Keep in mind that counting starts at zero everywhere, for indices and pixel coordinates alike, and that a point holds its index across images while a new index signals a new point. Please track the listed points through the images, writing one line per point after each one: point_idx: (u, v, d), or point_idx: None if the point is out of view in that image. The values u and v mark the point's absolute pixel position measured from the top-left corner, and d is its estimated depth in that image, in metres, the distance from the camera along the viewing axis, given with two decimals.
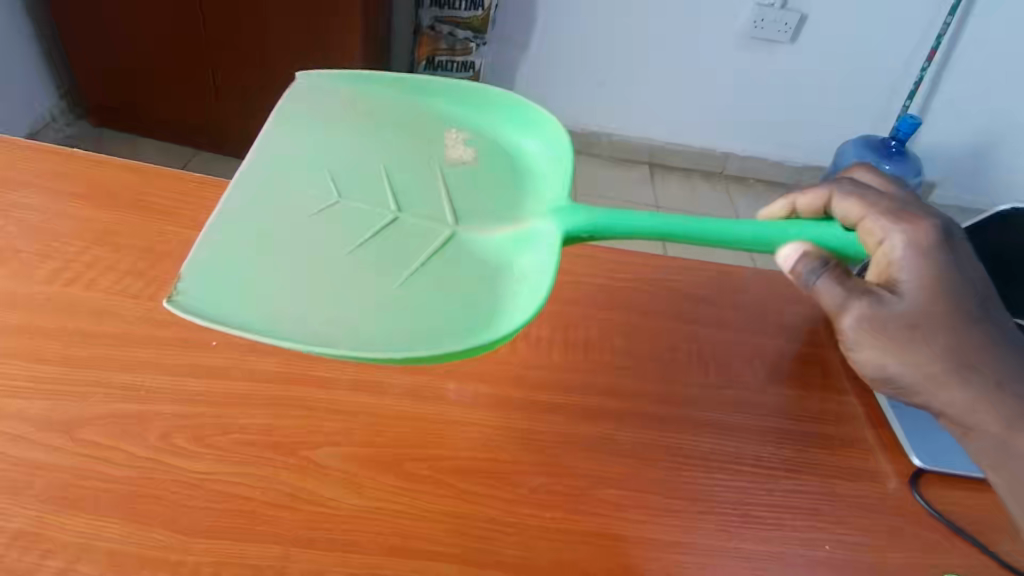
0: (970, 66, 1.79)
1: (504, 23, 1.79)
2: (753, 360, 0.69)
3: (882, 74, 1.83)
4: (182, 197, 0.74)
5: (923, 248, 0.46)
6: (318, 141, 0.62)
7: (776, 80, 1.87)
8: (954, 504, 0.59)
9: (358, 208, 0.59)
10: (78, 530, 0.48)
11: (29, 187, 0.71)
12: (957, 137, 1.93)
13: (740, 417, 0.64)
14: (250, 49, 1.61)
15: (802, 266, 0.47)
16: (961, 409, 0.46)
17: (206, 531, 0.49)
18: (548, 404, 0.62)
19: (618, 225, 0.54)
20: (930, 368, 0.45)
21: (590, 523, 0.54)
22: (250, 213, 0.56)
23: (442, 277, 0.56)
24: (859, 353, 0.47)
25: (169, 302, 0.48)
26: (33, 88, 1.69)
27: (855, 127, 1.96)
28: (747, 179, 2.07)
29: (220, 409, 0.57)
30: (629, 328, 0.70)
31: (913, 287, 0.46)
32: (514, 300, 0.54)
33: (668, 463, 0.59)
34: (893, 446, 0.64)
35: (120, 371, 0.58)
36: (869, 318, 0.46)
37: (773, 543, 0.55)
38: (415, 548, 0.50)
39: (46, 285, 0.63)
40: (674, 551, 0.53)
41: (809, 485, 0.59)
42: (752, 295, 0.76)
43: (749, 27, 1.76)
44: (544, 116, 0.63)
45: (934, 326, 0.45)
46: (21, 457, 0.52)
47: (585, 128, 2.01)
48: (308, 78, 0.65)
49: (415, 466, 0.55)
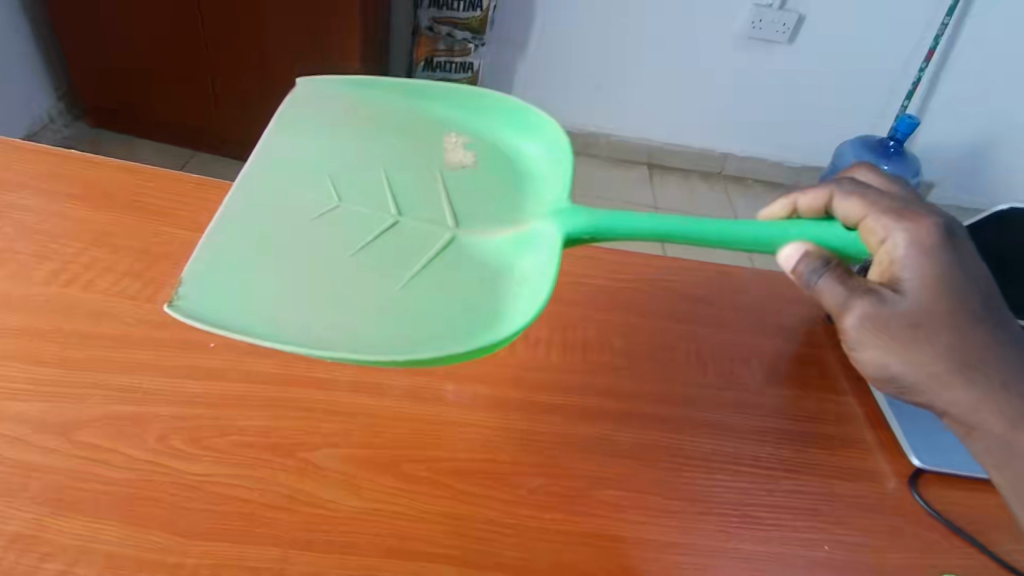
0: (969, 64, 1.78)
1: (503, 24, 1.79)
2: (752, 360, 0.69)
3: (880, 72, 1.83)
4: (180, 198, 0.74)
5: (925, 247, 0.46)
6: (320, 146, 0.62)
7: (774, 77, 1.87)
8: (954, 504, 0.59)
9: (359, 211, 0.58)
10: (75, 532, 0.48)
11: (26, 188, 0.71)
12: (956, 137, 1.93)
13: (740, 417, 0.64)
14: (248, 49, 1.61)
15: (803, 266, 0.47)
16: (965, 408, 0.46)
17: (204, 533, 0.49)
18: (546, 404, 0.62)
19: (619, 227, 0.53)
20: (933, 368, 0.45)
21: (589, 524, 0.54)
22: (251, 219, 0.56)
23: (443, 281, 0.55)
24: (861, 353, 0.47)
25: (171, 306, 0.48)
26: (31, 89, 1.69)
27: (855, 126, 1.96)
28: (746, 179, 2.07)
29: (217, 411, 0.57)
30: (628, 328, 0.70)
31: (916, 286, 0.46)
32: (515, 302, 0.54)
33: (666, 463, 0.59)
34: (892, 446, 0.64)
35: (118, 373, 0.58)
36: (871, 317, 0.45)
37: (771, 543, 0.55)
38: (414, 550, 0.50)
39: (44, 286, 0.63)
40: (672, 552, 0.53)
41: (808, 485, 0.59)
42: (751, 296, 0.76)
43: (747, 27, 1.76)
44: (544, 119, 0.63)
45: (936, 325, 0.45)
46: (18, 459, 0.52)
47: (584, 128, 2.01)
48: (309, 84, 0.65)
49: (414, 467, 0.55)
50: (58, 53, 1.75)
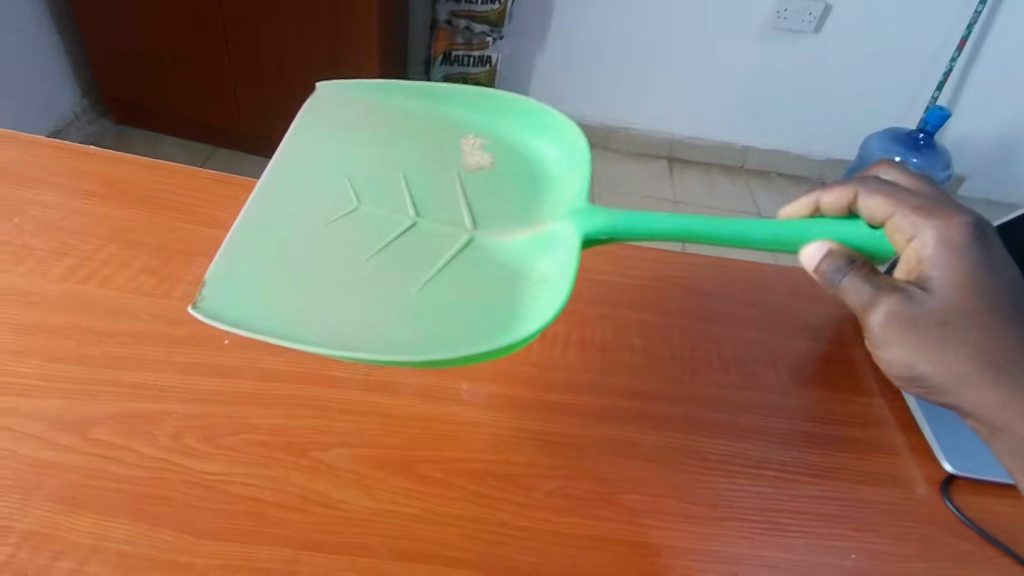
0: (1002, 53, 1.73)
1: (521, 16, 1.77)
2: (774, 360, 0.67)
3: (905, 66, 1.79)
4: (195, 193, 0.73)
5: (955, 245, 0.45)
6: (340, 148, 0.61)
7: (799, 70, 1.83)
8: (984, 511, 0.57)
9: (377, 214, 0.58)
10: (87, 530, 0.48)
11: (44, 185, 0.71)
12: (986, 130, 1.88)
13: (762, 419, 0.62)
14: (265, 48, 1.61)
15: (826, 265, 0.45)
16: (990, 410, 0.44)
17: (216, 532, 0.49)
18: (557, 404, 0.61)
19: (637, 227, 0.52)
20: (960, 368, 0.43)
21: (603, 528, 0.52)
22: (273, 219, 0.55)
23: (460, 282, 0.54)
24: (887, 352, 0.45)
25: (193, 307, 0.48)
26: (54, 86, 1.71)
27: (882, 117, 1.91)
28: (769, 172, 2.04)
29: (231, 409, 0.56)
30: (646, 326, 0.68)
31: (944, 284, 0.44)
32: (530, 302, 0.53)
33: (684, 466, 0.57)
34: (923, 451, 0.61)
35: (133, 370, 0.57)
36: (898, 316, 0.43)
37: (795, 551, 0.53)
38: (427, 553, 0.49)
39: (59, 282, 0.63)
40: (690, 558, 0.51)
41: (834, 490, 0.57)
42: (774, 292, 0.74)
43: (772, 17, 1.72)
44: (561, 120, 0.61)
45: (964, 323, 0.43)
46: (32, 456, 0.51)
47: (603, 122, 1.99)
48: (328, 87, 0.65)
49: (428, 468, 0.54)
50: (79, 48, 1.76)
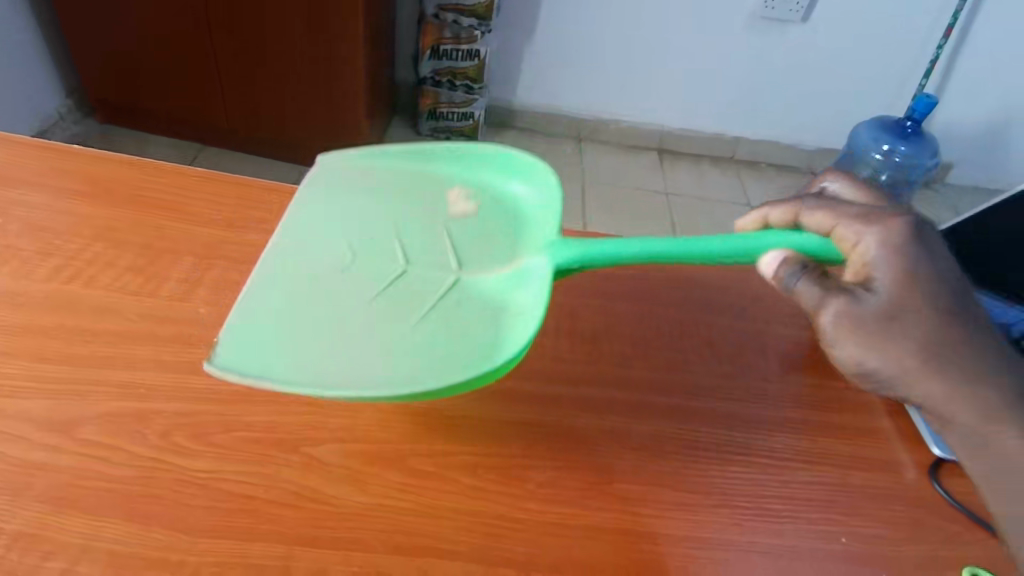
0: (988, 40, 1.74)
1: (509, 9, 1.77)
2: (763, 348, 0.67)
3: (892, 55, 1.80)
4: (181, 191, 0.73)
5: (894, 246, 0.45)
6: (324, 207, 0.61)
7: (788, 60, 1.83)
8: (972, 494, 0.58)
9: (362, 264, 0.57)
10: (77, 530, 0.48)
11: (28, 185, 0.70)
12: (972, 116, 1.89)
13: (751, 407, 0.62)
14: (250, 46, 1.60)
15: (782, 270, 0.47)
16: (938, 400, 0.43)
17: (209, 530, 0.49)
18: (550, 396, 0.61)
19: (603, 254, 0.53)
20: (907, 360, 0.43)
21: (596, 517, 0.53)
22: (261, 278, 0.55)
23: (448, 323, 0.54)
24: (840, 350, 0.45)
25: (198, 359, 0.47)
26: (39, 87, 1.70)
27: (870, 105, 1.92)
28: (759, 163, 2.05)
29: (223, 407, 0.56)
30: (637, 317, 0.68)
31: (887, 282, 0.44)
32: (515, 332, 0.52)
33: (676, 455, 0.57)
34: (912, 436, 0.62)
35: (121, 369, 0.57)
36: (847, 315, 0.44)
37: (787, 536, 0.53)
38: (422, 545, 0.49)
39: (45, 283, 0.62)
40: (684, 545, 0.52)
41: (824, 476, 0.58)
42: (763, 281, 0.75)
43: (759, 7, 1.71)
44: (531, 161, 0.62)
45: (910, 315, 0.43)
46: (21, 457, 0.51)
47: (593, 115, 1.99)
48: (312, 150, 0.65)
49: (420, 462, 0.55)
50: (63, 47, 1.74)
